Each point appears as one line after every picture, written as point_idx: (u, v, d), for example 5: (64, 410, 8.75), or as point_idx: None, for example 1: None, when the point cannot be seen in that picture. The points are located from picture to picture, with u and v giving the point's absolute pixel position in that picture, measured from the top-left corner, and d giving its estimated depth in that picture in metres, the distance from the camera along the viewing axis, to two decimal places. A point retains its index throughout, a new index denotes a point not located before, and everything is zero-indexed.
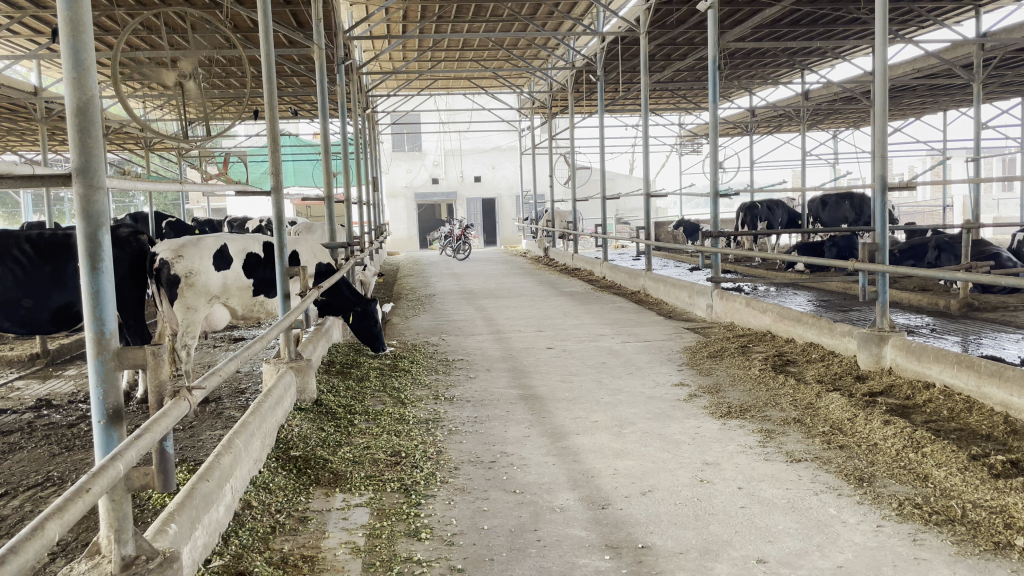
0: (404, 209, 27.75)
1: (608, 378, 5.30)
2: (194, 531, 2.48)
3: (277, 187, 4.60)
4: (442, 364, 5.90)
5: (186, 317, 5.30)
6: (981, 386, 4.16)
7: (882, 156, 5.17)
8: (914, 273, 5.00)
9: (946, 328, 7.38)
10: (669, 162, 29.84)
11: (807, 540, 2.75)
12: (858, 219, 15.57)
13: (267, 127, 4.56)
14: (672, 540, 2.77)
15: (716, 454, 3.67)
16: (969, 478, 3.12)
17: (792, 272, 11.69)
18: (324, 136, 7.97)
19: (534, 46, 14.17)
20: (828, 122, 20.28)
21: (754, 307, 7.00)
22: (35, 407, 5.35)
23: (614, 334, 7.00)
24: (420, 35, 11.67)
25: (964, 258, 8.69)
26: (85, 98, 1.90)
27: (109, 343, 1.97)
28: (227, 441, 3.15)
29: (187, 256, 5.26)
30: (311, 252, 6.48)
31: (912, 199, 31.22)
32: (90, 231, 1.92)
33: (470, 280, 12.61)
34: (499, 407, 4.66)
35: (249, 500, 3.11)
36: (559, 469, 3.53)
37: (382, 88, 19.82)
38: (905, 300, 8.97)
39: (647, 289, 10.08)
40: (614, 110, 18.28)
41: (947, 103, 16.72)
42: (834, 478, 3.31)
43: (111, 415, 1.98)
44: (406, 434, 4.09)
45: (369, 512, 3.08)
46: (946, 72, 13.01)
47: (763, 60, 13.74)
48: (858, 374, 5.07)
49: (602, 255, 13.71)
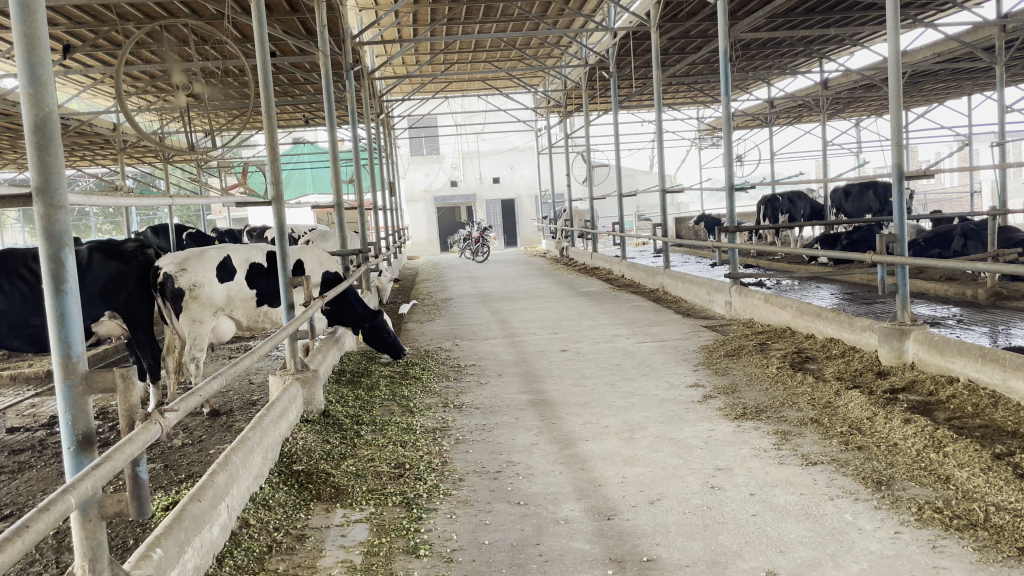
0: (424, 213, 27.83)
1: (621, 380, 5.20)
2: (182, 555, 2.42)
3: (277, 196, 4.54)
4: (454, 370, 5.82)
5: (192, 330, 5.25)
6: (1007, 380, 4.01)
7: (897, 144, 5.00)
8: (935, 264, 4.83)
9: (973, 318, 7.18)
10: (690, 158, 29.60)
11: (820, 549, 2.63)
12: (881, 210, 15.43)
13: (265, 138, 4.50)
14: (678, 552, 2.67)
15: (728, 459, 3.55)
16: (992, 479, 2.98)
17: (815, 264, 11.46)
18: (332, 143, 7.86)
19: (546, 45, 14.07)
20: (849, 111, 19.99)
21: (773, 303, 6.84)
22: (48, 425, 5.34)
23: (630, 334, 6.89)
24: (430, 39, 11.59)
25: (992, 246, 8.44)
26: (42, 114, 1.83)
27: (77, 367, 1.90)
28: (223, 458, 3.08)
29: (191, 269, 5.23)
30: (317, 261, 6.39)
31: (939, 185, 30.70)
32: (51, 252, 1.85)
33: (487, 283, 12.54)
34: (509, 413, 4.57)
35: (247, 517, 3.05)
36: (565, 478, 3.43)
37: (398, 92, 19.91)
38: (931, 289, 8.77)
39: (666, 287, 9.94)
40: (630, 106, 18.15)
41: (970, 87, 16.41)
42: (851, 482, 3.17)
43: (81, 441, 1.92)
44: (413, 444, 4.01)
45: (368, 528, 3.01)
46: (967, 56, 12.72)
47: (778, 50, 13.56)
48: (879, 370, 4.92)
49: (621, 253, 13.55)
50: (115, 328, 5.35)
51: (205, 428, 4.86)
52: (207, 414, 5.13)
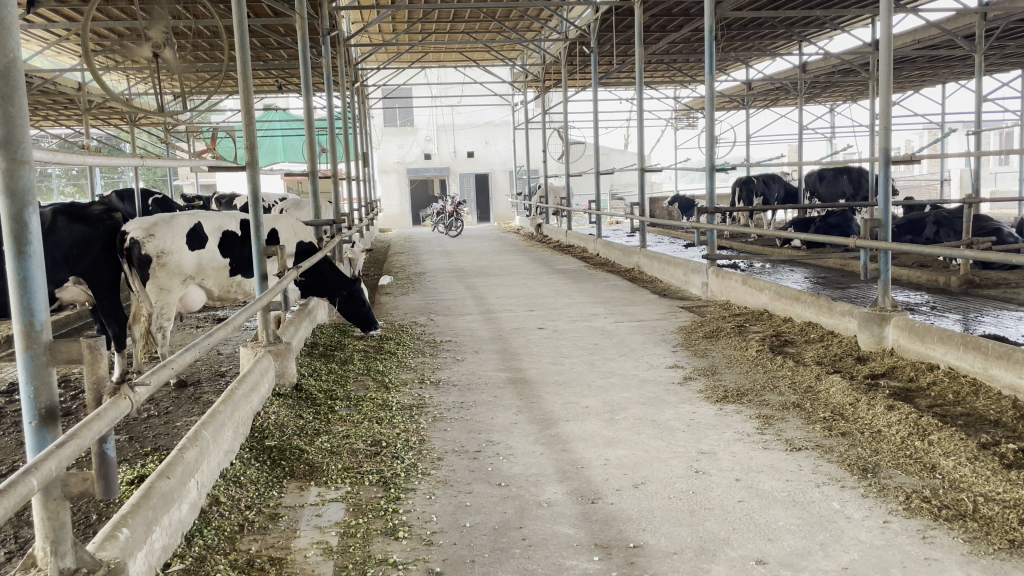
0: (397, 185, 27.53)
1: (600, 360, 5.12)
2: (150, 534, 2.30)
3: (253, 163, 4.35)
4: (429, 346, 5.70)
5: (160, 299, 5.09)
6: (988, 368, 3.99)
7: (886, 128, 4.93)
8: (920, 250, 4.80)
9: (946, 306, 7.20)
10: (665, 137, 29.58)
11: (809, 538, 2.58)
12: (855, 194, 15.53)
13: (241, 101, 4.29)
14: (665, 539, 2.60)
15: (712, 443, 3.49)
16: (979, 469, 2.95)
17: (789, 248, 11.45)
18: (307, 109, 7.58)
19: (527, 18, 13.89)
20: (826, 96, 20.01)
21: (751, 286, 6.80)
22: (7, 392, 5.15)
23: (607, 313, 6.82)
24: (410, 7, 11.36)
25: (966, 233, 8.46)
26: (5, 60, 1.67)
27: (40, 336, 1.77)
28: (193, 433, 2.96)
29: (159, 235, 5.02)
30: (290, 230, 6.23)
31: (909, 173, 30.99)
32: (14, 211, 1.70)
33: (461, 258, 12.40)
34: (486, 391, 4.48)
35: (218, 496, 2.93)
36: (546, 459, 3.35)
37: (373, 61, 19.53)
38: (904, 276, 8.79)
39: (642, 267, 9.87)
40: (609, 83, 17.98)
41: (946, 75, 16.47)
42: (837, 469, 3.14)
43: (44, 416, 1.79)
44: (389, 422, 3.90)
45: (345, 508, 2.90)
46: (947, 43, 12.76)
47: (760, 31, 13.52)
48: (858, 355, 4.90)
49: (596, 231, 13.45)
50: (80, 295, 5.19)
51: (171, 399, 4.72)
52: (174, 385, 4.99)
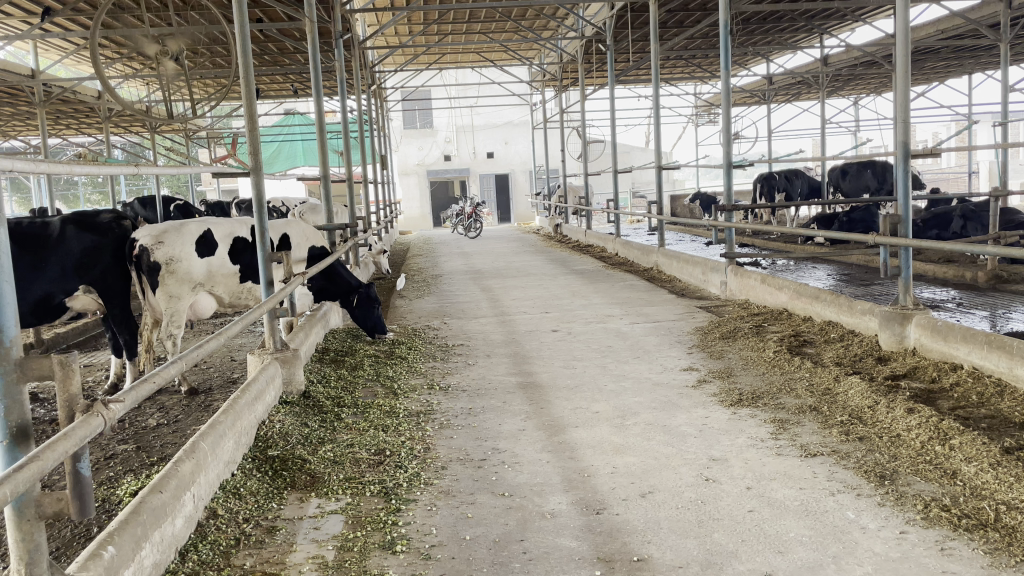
0: (417, 186, 27.56)
1: (613, 363, 5.03)
2: (138, 552, 2.24)
3: (258, 168, 4.31)
4: (440, 350, 5.63)
5: (170, 306, 5.08)
6: (1013, 368, 3.86)
7: (904, 122, 4.79)
8: (943, 246, 4.65)
9: (973, 302, 7.02)
10: (686, 134, 29.43)
11: (821, 550, 2.47)
12: (879, 188, 15.29)
13: (245, 107, 4.24)
14: (671, 552, 2.51)
15: (724, 449, 3.39)
16: (1002, 476, 2.82)
17: (812, 244, 11.26)
18: (319, 113, 7.45)
19: (542, 17, 13.84)
20: (850, 89, 19.78)
21: (770, 284, 6.67)
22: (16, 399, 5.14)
23: (623, 314, 6.73)
24: (426, 8, 11.34)
25: (994, 227, 8.24)
26: None
27: (10, 352, 1.71)
28: (190, 445, 2.91)
29: (168, 242, 5.04)
30: (301, 235, 6.17)
31: (936, 166, 30.54)
32: None
33: (478, 259, 12.32)
34: (496, 396, 4.41)
35: (216, 508, 2.88)
36: (553, 468, 3.27)
37: (390, 63, 19.57)
38: (929, 272, 8.59)
39: (661, 266, 9.74)
40: (628, 80, 17.87)
41: (972, 66, 16.20)
42: (852, 476, 3.02)
43: (16, 434, 1.74)
44: (394, 429, 3.84)
45: (344, 520, 2.84)
46: (971, 33, 12.54)
47: (779, 24, 13.40)
48: (879, 355, 4.76)
49: (614, 228, 13.29)
50: (90, 303, 5.19)
51: (181, 407, 4.70)
52: (184, 392, 4.97)
